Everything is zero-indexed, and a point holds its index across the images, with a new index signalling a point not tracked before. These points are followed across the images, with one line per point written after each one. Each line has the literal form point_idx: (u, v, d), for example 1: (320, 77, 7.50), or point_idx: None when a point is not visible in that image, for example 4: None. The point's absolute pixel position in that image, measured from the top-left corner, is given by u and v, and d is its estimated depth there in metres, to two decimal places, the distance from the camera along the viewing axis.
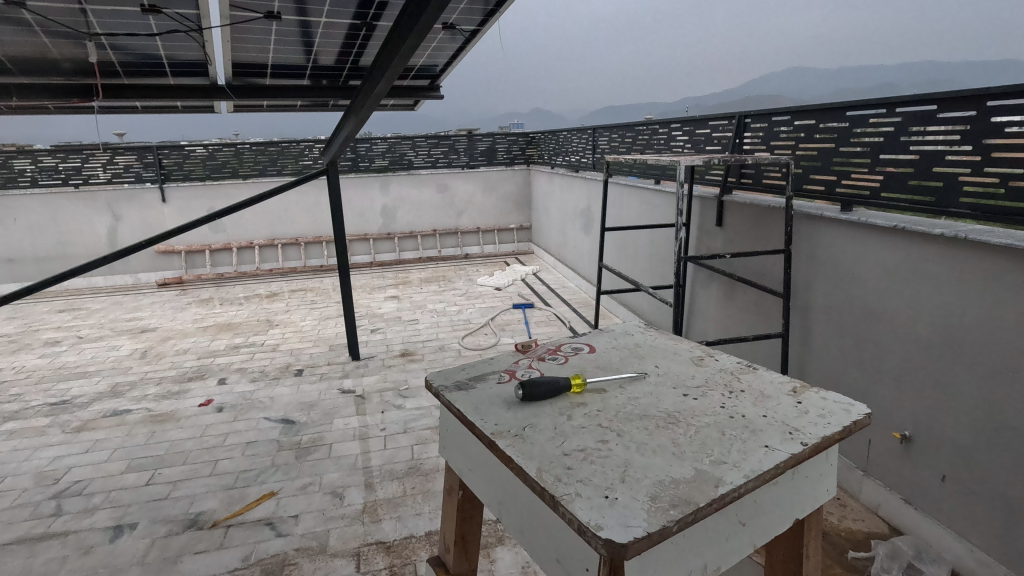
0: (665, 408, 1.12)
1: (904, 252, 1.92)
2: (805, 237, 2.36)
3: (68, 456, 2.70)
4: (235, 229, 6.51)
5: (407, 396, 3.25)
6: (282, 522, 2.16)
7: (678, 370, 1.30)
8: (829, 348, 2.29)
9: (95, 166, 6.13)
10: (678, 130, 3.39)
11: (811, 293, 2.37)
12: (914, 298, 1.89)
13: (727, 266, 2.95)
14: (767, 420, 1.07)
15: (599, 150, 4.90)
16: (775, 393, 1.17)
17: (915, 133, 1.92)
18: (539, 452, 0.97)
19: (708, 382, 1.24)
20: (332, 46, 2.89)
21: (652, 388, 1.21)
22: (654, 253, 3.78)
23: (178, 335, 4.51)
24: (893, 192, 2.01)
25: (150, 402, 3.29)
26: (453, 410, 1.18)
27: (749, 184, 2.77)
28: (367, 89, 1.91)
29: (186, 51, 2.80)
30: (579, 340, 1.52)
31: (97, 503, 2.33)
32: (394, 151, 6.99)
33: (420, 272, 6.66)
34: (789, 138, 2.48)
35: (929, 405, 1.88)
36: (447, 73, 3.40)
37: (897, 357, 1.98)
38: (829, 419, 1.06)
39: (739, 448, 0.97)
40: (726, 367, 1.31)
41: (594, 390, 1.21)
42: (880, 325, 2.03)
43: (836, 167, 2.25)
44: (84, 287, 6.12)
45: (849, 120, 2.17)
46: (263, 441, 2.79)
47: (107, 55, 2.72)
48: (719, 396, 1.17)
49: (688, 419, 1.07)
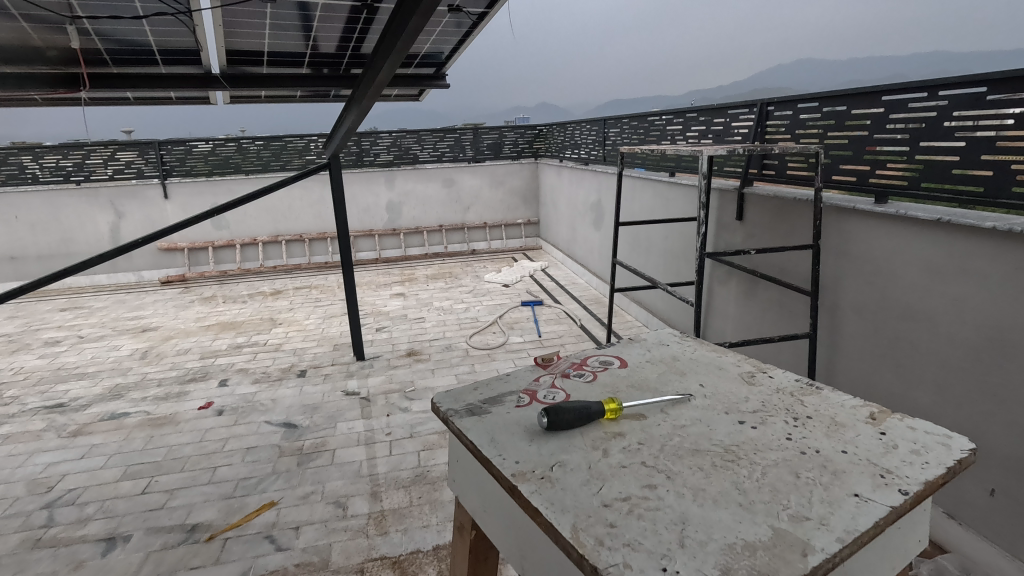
0: (721, 442, 1.05)
1: (947, 249, 1.83)
2: (835, 232, 2.29)
3: (63, 463, 2.67)
4: (239, 225, 6.47)
5: (413, 398, 3.19)
6: (282, 534, 2.11)
7: (726, 392, 1.23)
8: (861, 348, 2.22)
9: (96, 162, 6.10)
10: (694, 120, 3.31)
11: (840, 291, 2.29)
12: (958, 297, 1.81)
13: (749, 263, 2.87)
14: (848, 458, 0.98)
15: (610, 142, 4.81)
16: (850, 420, 1.10)
17: (960, 118, 1.82)
18: (573, 500, 0.89)
19: (769, 408, 1.16)
20: (334, 31, 2.81)
21: (699, 415, 1.14)
22: (669, 249, 3.70)
23: (180, 334, 4.48)
24: (935, 181, 1.91)
25: (149, 405, 3.25)
26: (464, 440, 1.11)
27: (773, 175, 2.68)
28: (369, 77, 1.84)
29: (174, 36, 2.74)
30: (607, 354, 1.46)
31: (90, 513, 2.29)
32: (399, 145, 6.94)
33: (427, 268, 6.61)
34: (816, 126, 2.39)
35: (973, 412, 1.80)
36: (453, 62, 3.32)
37: (938, 360, 1.89)
38: (925, 462, 0.96)
39: (820, 498, 0.88)
40: (786, 390, 1.24)
41: (632, 415, 1.14)
42: (919, 325, 1.95)
43: (870, 156, 2.15)
44: (86, 284, 6.11)
45: (884, 105, 2.07)
46: (264, 446, 2.74)
47: (92, 43, 2.66)
48: (785, 426, 1.09)
49: (750, 457, 1.00)
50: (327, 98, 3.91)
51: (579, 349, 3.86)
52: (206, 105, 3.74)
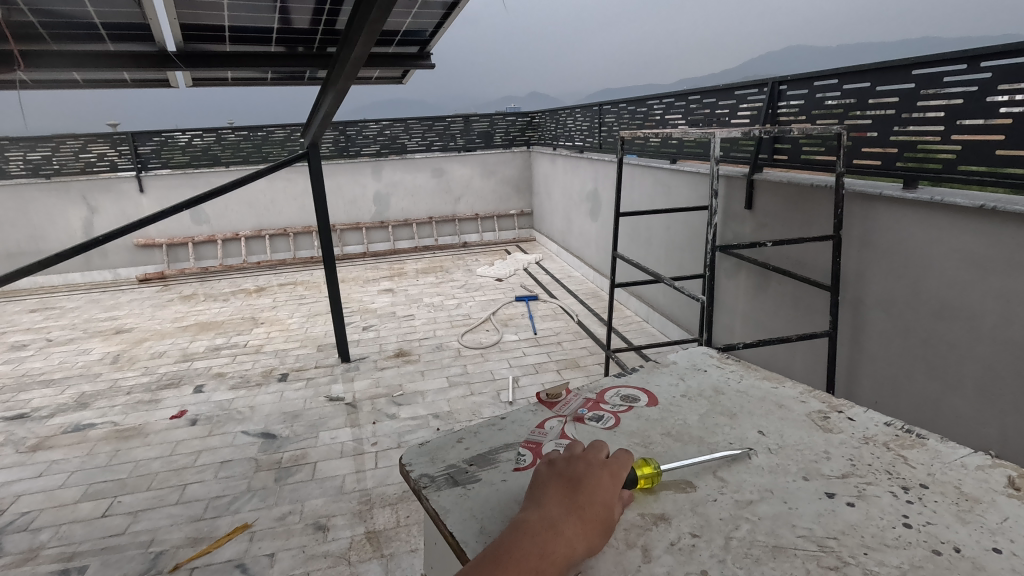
0: (816, 531, 0.90)
1: (991, 242, 1.74)
2: (860, 222, 2.20)
3: (18, 482, 2.54)
4: (220, 220, 6.32)
5: (402, 404, 3.09)
6: (255, 563, 1.99)
7: (802, 446, 1.13)
8: (888, 347, 2.14)
9: (66, 156, 5.91)
10: (697, 101, 3.20)
11: (865, 286, 2.21)
12: (1002, 293, 1.72)
13: (760, 255, 2.78)
14: (1005, 563, 0.81)
15: (606, 128, 4.68)
16: (987, 495, 0.95)
17: (1003, 93, 1.70)
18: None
19: (871, 474, 1.03)
20: (305, 2, 2.63)
21: (778, 485, 1.02)
22: (672, 242, 3.61)
23: (155, 335, 4.35)
24: (972, 164, 1.81)
25: (117, 415, 3.13)
26: (441, 526, 0.98)
27: (786, 160, 2.58)
28: (344, 55, 1.70)
29: (116, 8, 2.51)
30: (631, 388, 1.40)
31: (43, 541, 2.16)
32: (386, 134, 6.77)
33: (416, 262, 6.48)
34: (836, 106, 2.29)
35: (1019, 420, 1.71)
36: (436, 40, 3.17)
37: (979, 363, 1.81)
38: None
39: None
40: (877, 440, 1.13)
41: (678, 484, 1.04)
42: (957, 324, 1.87)
43: (897, 138, 2.05)
44: (61, 283, 5.97)
45: (914, 80, 1.96)
46: (240, 460, 2.63)
47: (22, 15, 2.45)
48: (893, 501, 0.96)
49: (860, 562, 0.83)
50: (302, 80, 3.76)
51: (575, 348, 3.75)
52: (168, 89, 3.59)
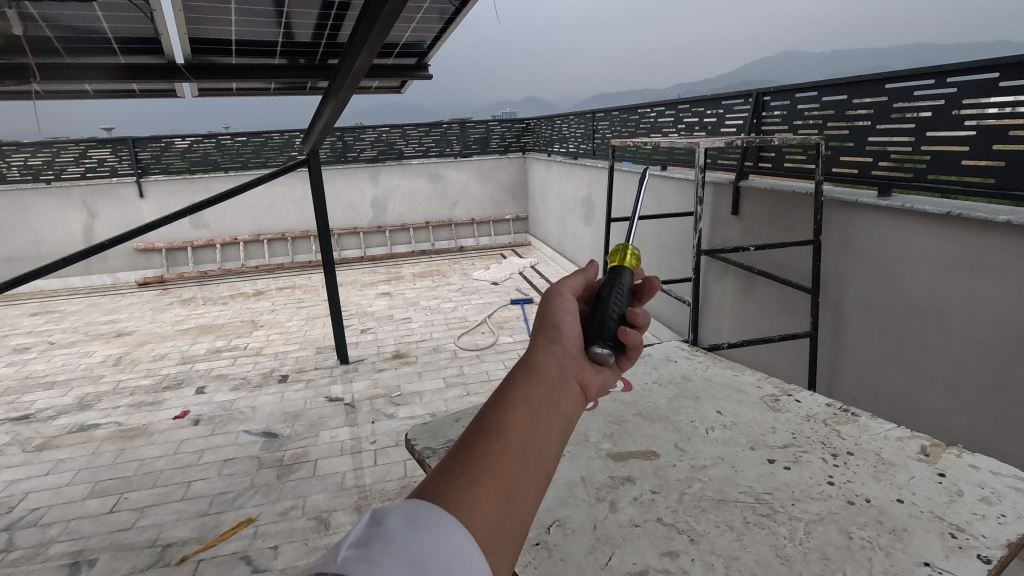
0: (756, 486, 1.13)
1: (960, 245, 1.80)
2: (839, 226, 2.26)
3: (27, 480, 2.57)
4: (219, 224, 6.35)
5: (400, 404, 3.13)
6: (259, 555, 2.02)
7: (751, 422, 1.38)
8: (865, 346, 2.19)
9: (67, 161, 5.94)
10: (686, 111, 3.26)
11: (843, 288, 2.27)
12: (971, 294, 1.78)
13: (747, 260, 2.84)
14: (905, 510, 1.03)
15: (599, 135, 4.77)
16: (901, 460, 1.18)
17: (970, 106, 1.77)
18: (576, 571, 0.94)
19: (806, 443, 1.27)
20: (310, 7, 2.59)
21: (730, 453, 1.25)
22: (662, 244, 3.67)
23: (156, 338, 4.37)
24: (943, 173, 1.88)
25: (121, 415, 3.16)
26: None
27: (770, 168, 2.65)
28: (345, 67, 1.75)
29: (128, 23, 2.63)
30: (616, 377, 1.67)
31: (53, 535, 2.20)
32: (384, 140, 6.84)
33: (413, 266, 6.52)
34: (816, 117, 2.35)
35: (984, 415, 1.77)
36: (435, 52, 3.22)
37: (948, 360, 1.86)
38: (1005, 517, 0.99)
39: (883, 568, 0.90)
40: (818, 418, 1.38)
41: (646, 454, 1.28)
42: (929, 324, 1.92)
43: (873, 148, 2.12)
44: (61, 288, 5.99)
45: (887, 93, 2.03)
46: (242, 458, 2.67)
47: (40, 30, 2.52)
48: (823, 464, 1.19)
49: (787, 509, 1.06)
50: (303, 90, 3.81)
51: None
52: (174, 98, 3.63)
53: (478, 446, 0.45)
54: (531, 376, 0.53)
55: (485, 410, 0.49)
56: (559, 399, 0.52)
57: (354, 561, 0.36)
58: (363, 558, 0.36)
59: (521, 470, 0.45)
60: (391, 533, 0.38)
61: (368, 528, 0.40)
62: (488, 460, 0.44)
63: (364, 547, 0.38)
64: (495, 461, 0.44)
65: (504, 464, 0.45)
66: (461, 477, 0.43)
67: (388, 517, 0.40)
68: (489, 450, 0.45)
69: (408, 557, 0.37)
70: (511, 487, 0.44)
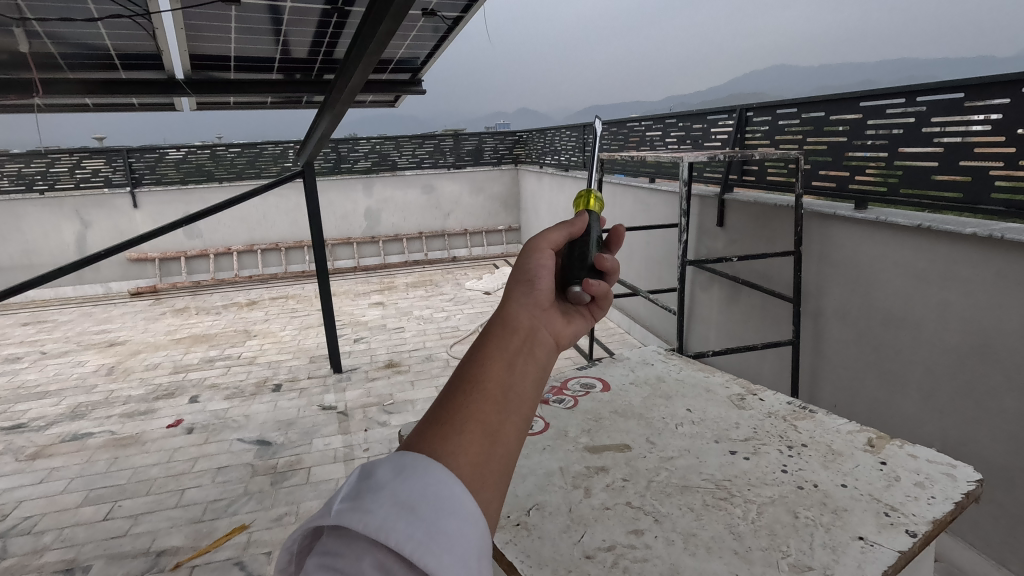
0: (716, 474, 1.20)
1: (930, 255, 1.85)
2: (817, 236, 2.31)
3: (19, 488, 2.55)
4: (213, 234, 6.34)
5: (392, 412, 3.14)
6: (253, 560, 2.03)
7: (717, 417, 1.44)
8: (844, 354, 2.24)
9: (62, 171, 5.94)
10: (673, 126, 3.34)
11: (823, 296, 2.32)
12: (942, 303, 1.82)
13: (731, 269, 2.89)
14: (848, 493, 1.12)
15: (590, 148, 4.84)
16: (849, 450, 1.26)
17: (938, 124, 1.85)
18: (552, 549, 1.00)
19: (764, 436, 1.34)
20: (308, 25, 2.66)
21: (696, 446, 1.31)
22: (650, 254, 3.72)
23: (149, 348, 4.35)
24: (914, 187, 1.94)
25: (114, 424, 3.14)
26: None
27: (753, 181, 2.71)
28: (340, 83, 1.80)
29: (132, 41, 2.66)
30: (591, 377, 1.71)
31: (47, 542, 2.19)
32: (378, 151, 6.89)
33: (406, 276, 6.54)
34: (796, 132, 2.42)
35: (957, 419, 1.81)
36: (429, 67, 3.28)
37: (922, 366, 1.91)
38: (931, 498, 1.10)
39: (822, 543, 0.99)
40: (778, 414, 1.44)
41: (618, 447, 1.33)
42: (903, 331, 1.97)
43: (849, 163, 2.19)
44: (52, 298, 5.95)
45: (862, 111, 2.11)
46: (236, 465, 2.66)
47: (43, 46, 2.58)
48: (779, 454, 1.27)
49: (744, 494, 1.13)
50: (299, 104, 3.85)
51: (561, 358, 3.86)
52: (172, 111, 3.66)
53: (457, 398, 0.49)
54: (505, 327, 0.55)
55: (465, 363, 0.53)
56: (533, 345, 0.55)
57: (348, 513, 0.42)
58: (356, 509, 0.42)
59: (500, 413, 0.48)
60: (380, 483, 0.44)
61: (359, 483, 0.45)
62: (466, 410, 0.48)
63: (355, 500, 0.43)
64: (473, 410, 0.48)
65: (484, 410, 0.48)
66: (443, 428, 0.47)
67: (378, 471, 0.45)
68: (467, 399, 0.49)
69: (396, 502, 0.42)
70: (492, 431, 0.47)
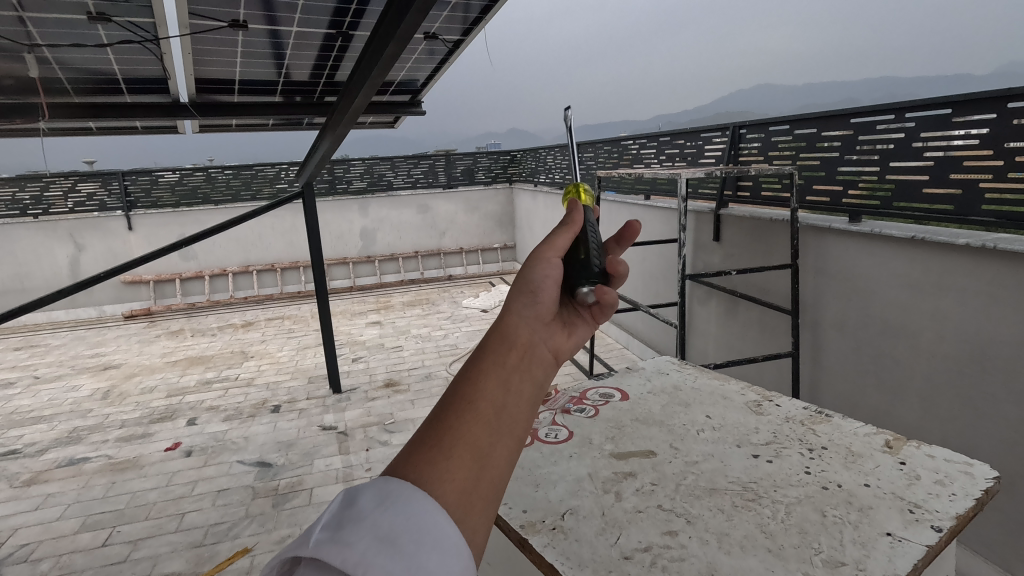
0: (741, 476, 1.21)
1: (924, 267, 1.89)
2: (814, 249, 2.35)
3: (15, 516, 2.50)
4: (207, 255, 6.32)
5: (393, 431, 3.12)
6: None
7: (737, 422, 1.45)
8: (844, 364, 2.25)
9: (56, 195, 5.92)
10: (668, 143, 3.40)
11: (820, 308, 2.35)
12: (938, 313, 1.85)
13: (728, 282, 2.93)
14: (872, 492, 1.13)
15: (583, 166, 4.89)
16: (869, 451, 1.27)
17: (928, 139, 1.89)
18: (589, 553, 1.00)
19: (785, 440, 1.35)
20: (310, 50, 2.70)
21: (719, 450, 1.32)
22: (649, 270, 3.75)
23: (144, 371, 4.30)
24: (906, 200, 1.99)
25: (111, 449, 3.09)
26: None
27: (748, 196, 2.76)
28: (342, 104, 1.82)
29: (139, 65, 2.69)
30: (607, 387, 1.71)
31: (44, 569, 2.14)
32: (372, 172, 6.93)
33: (402, 296, 6.53)
34: (789, 148, 2.47)
35: (957, 427, 1.82)
36: (428, 89, 3.33)
37: (920, 376, 1.93)
38: (953, 495, 1.11)
39: (852, 539, 1.00)
40: (796, 419, 1.45)
41: (642, 453, 1.33)
42: (901, 342, 1.99)
43: (842, 177, 2.23)
44: (45, 322, 5.90)
45: (853, 127, 2.16)
46: (237, 488, 2.63)
47: (52, 72, 2.62)
48: (801, 456, 1.28)
49: (771, 495, 1.14)
50: (298, 126, 3.88)
51: (561, 375, 3.85)
52: (172, 135, 3.69)
53: (448, 420, 0.49)
54: (503, 341, 0.56)
55: (458, 383, 0.53)
56: (530, 361, 0.56)
57: (326, 544, 0.42)
58: (335, 540, 0.42)
59: (490, 437, 0.49)
60: (362, 513, 0.44)
61: (341, 509, 0.46)
62: (456, 434, 0.48)
63: (336, 530, 0.43)
64: (465, 433, 0.48)
65: (475, 434, 0.49)
66: (432, 453, 0.47)
67: (360, 498, 0.45)
68: (459, 421, 0.49)
69: (378, 534, 0.42)
70: (482, 457, 0.48)
